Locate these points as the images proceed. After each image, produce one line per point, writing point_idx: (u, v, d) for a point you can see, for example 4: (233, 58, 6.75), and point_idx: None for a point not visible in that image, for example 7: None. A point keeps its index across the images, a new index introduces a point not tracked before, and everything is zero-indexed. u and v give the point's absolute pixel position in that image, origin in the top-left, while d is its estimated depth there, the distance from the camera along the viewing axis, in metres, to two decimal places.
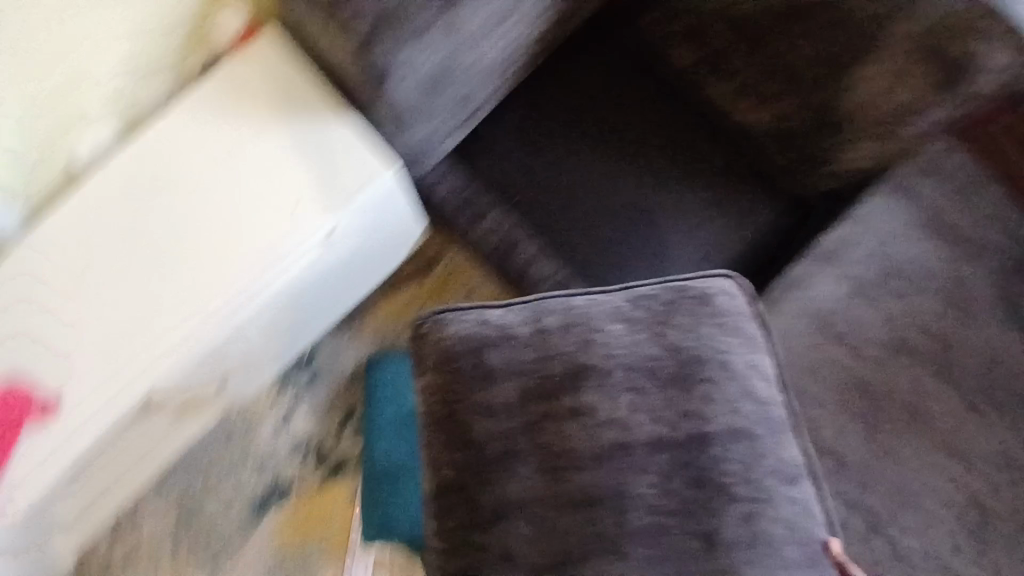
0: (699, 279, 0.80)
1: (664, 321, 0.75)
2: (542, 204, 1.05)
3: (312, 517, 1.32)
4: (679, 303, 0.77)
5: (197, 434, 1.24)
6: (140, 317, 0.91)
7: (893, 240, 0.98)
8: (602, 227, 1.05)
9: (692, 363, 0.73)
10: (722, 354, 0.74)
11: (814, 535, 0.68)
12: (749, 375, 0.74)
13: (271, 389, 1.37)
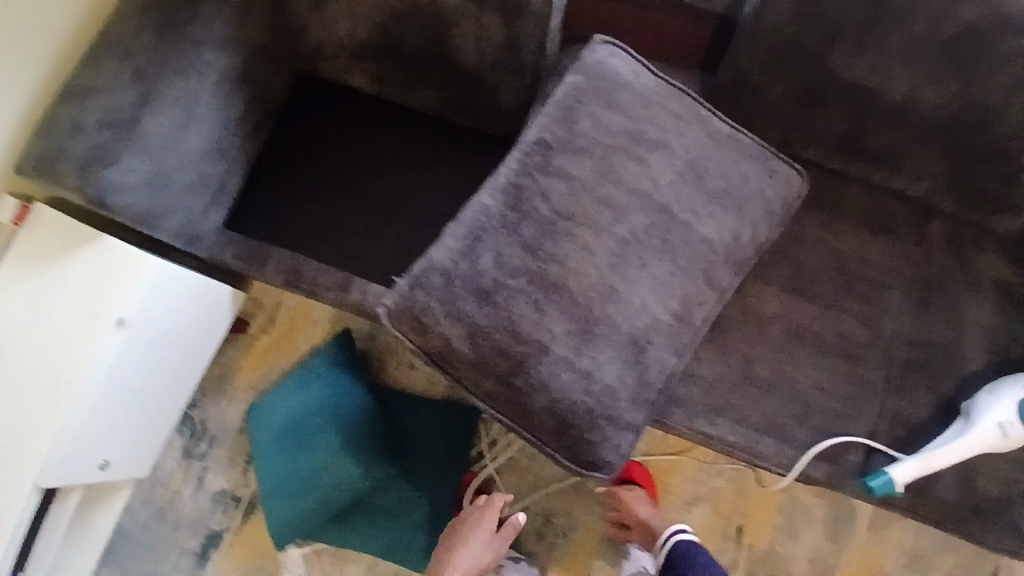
0: (617, 55, 0.88)
1: (594, 128, 0.84)
2: (349, 182, 1.21)
3: (277, 351, 1.36)
4: (611, 79, 0.86)
5: (115, 521, 1.29)
6: (22, 423, 1.02)
7: (694, 176, 0.84)
8: (393, 195, 1.20)
9: (622, 154, 0.83)
10: (631, 79, 0.87)
11: (679, 302, 0.83)
12: (646, 121, 0.85)
13: (179, 469, 1.34)
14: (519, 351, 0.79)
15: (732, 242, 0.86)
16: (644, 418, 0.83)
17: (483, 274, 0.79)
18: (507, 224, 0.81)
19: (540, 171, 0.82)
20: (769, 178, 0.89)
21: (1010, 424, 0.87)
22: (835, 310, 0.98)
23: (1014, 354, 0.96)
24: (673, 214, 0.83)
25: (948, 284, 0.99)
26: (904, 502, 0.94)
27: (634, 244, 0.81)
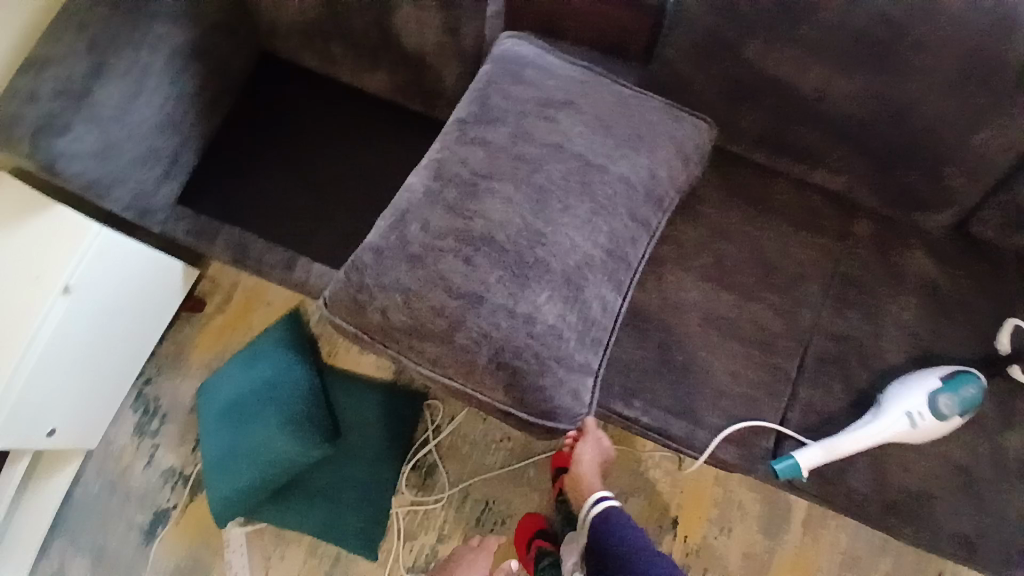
0: (523, 48, 0.97)
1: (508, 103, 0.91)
2: (299, 163, 1.24)
3: (233, 330, 1.38)
4: (518, 65, 0.94)
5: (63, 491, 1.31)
6: None
7: (603, 128, 0.90)
8: (342, 174, 1.24)
9: (537, 121, 0.89)
10: (537, 63, 0.95)
11: (614, 244, 0.86)
12: (554, 95, 0.92)
13: (128, 443, 1.35)
14: (451, 296, 0.81)
15: (649, 186, 0.90)
16: (596, 359, 0.85)
17: (410, 244, 0.83)
18: (431, 194, 0.86)
19: (459, 145, 0.89)
20: (678, 143, 0.93)
21: (919, 414, 0.89)
22: (753, 299, 1.01)
23: (933, 350, 0.98)
24: (591, 168, 0.87)
25: (870, 282, 1.02)
26: (820, 490, 0.95)
27: (556, 189, 0.85)
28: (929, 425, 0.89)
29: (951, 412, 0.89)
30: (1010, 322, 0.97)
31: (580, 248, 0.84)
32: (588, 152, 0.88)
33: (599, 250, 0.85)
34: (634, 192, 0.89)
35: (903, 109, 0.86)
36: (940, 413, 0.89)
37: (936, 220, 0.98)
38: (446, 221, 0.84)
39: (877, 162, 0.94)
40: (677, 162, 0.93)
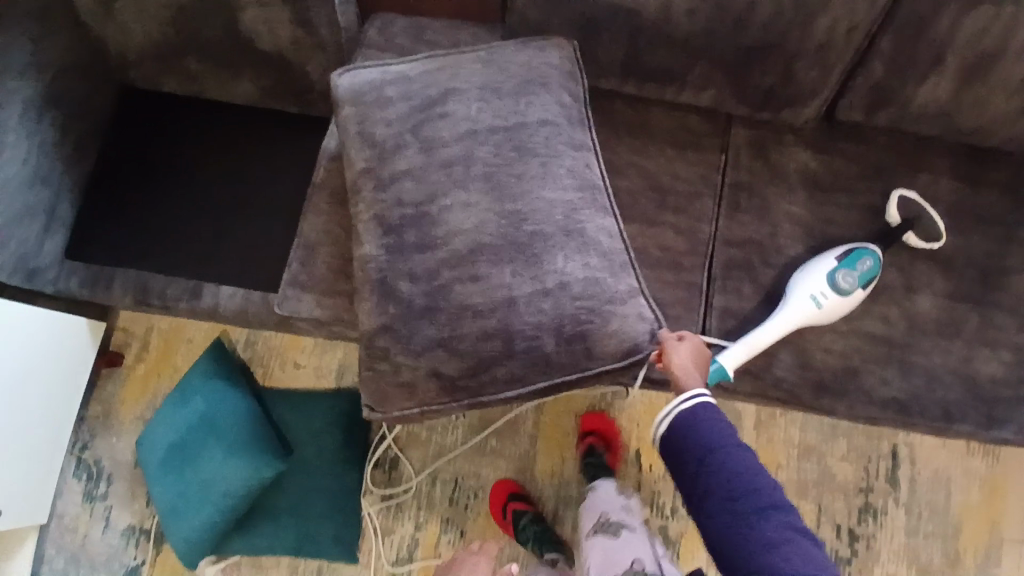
0: (368, 71, 0.96)
1: (392, 126, 0.91)
2: (182, 191, 1.22)
3: (159, 376, 1.35)
4: (380, 93, 0.93)
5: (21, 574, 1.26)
6: None
7: (495, 94, 0.92)
8: (226, 193, 1.21)
9: (436, 122, 0.90)
10: (388, 78, 0.94)
11: (586, 182, 0.91)
12: (424, 96, 0.92)
13: (79, 512, 1.31)
14: (467, 302, 0.85)
15: (567, 119, 0.94)
16: (636, 280, 0.90)
17: (413, 299, 0.86)
18: (395, 251, 0.88)
19: (382, 190, 0.89)
20: (559, 97, 0.94)
21: (821, 295, 0.93)
22: (652, 224, 1.04)
23: (828, 234, 1.02)
24: (519, 142, 0.90)
25: (758, 184, 1.05)
26: (753, 390, 0.98)
27: (501, 168, 0.88)
28: (832, 304, 0.93)
29: (850, 288, 0.94)
30: (896, 195, 1.01)
31: (560, 202, 0.88)
32: (519, 125, 0.91)
33: (579, 205, 0.89)
34: (560, 130, 0.92)
35: (741, 16, 0.90)
36: (840, 290, 0.93)
37: (806, 113, 1.02)
38: (421, 253, 0.87)
39: (736, 68, 0.97)
40: (571, 121, 0.95)
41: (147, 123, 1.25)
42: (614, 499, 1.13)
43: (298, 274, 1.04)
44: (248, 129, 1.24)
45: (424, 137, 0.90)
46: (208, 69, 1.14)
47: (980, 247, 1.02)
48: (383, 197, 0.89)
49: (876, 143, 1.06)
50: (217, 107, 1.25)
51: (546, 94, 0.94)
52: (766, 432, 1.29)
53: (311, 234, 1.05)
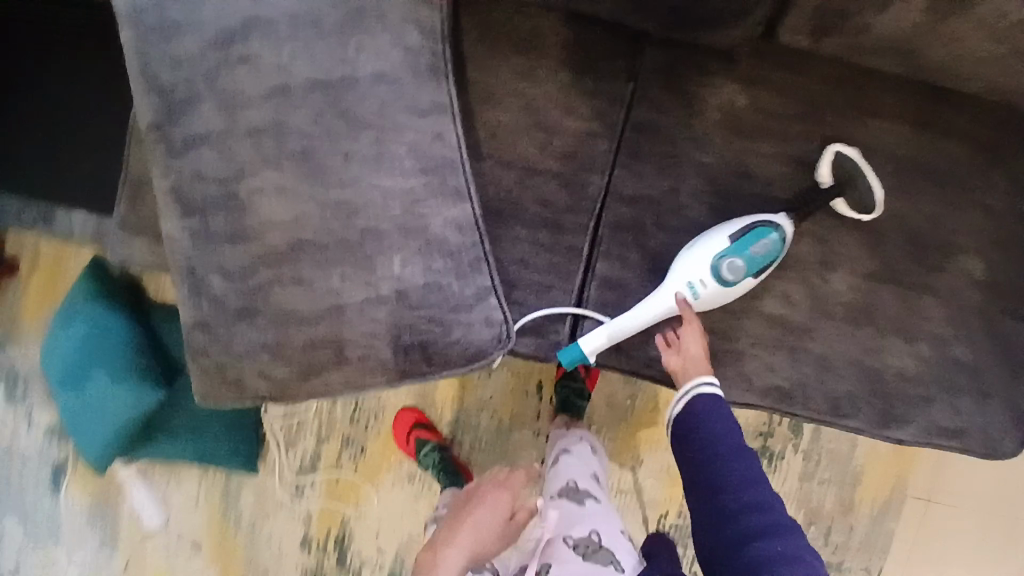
0: None
1: (180, 64, 0.70)
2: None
3: (53, 291, 1.31)
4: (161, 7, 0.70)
5: None
6: None
7: (315, 29, 0.69)
8: (57, 99, 1.00)
9: (235, 66, 0.69)
10: None
11: (433, 155, 0.74)
12: (220, 21, 0.69)
13: (5, 413, 1.36)
14: (280, 299, 0.73)
15: (413, 65, 0.73)
16: (490, 276, 0.78)
17: (225, 299, 0.74)
18: (199, 236, 0.73)
19: (177, 159, 0.72)
20: (403, 32, 0.72)
21: (700, 283, 0.80)
22: (532, 173, 0.87)
23: (739, 195, 0.85)
24: (348, 103, 0.70)
25: (667, 126, 0.85)
26: (624, 370, 0.89)
27: (323, 141, 0.70)
28: (711, 295, 0.80)
29: (736, 279, 0.79)
30: (833, 150, 0.81)
31: (397, 191, 0.71)
32: (347, 78, 0.70)
33: (421, 189, 0.73)
34: (401, 89, 0.72)
35: None
36: (723, 280, 0.79)
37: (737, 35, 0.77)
38: (227, 242, 0.72)
39: None
40: (419, 64, 0.73)
41: None
42: (586, 467, 1.07)
43: (128, 218, 0.92)
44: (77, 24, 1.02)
45: (223, 89, 0.70)
46: None
47: (922, 219, 0.84)
48: (181, 166, 0.72)
49: (829, 75, 0.82)
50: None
51: (386, 27, 0.71)
52: None
53: (137, 170, 0.90)
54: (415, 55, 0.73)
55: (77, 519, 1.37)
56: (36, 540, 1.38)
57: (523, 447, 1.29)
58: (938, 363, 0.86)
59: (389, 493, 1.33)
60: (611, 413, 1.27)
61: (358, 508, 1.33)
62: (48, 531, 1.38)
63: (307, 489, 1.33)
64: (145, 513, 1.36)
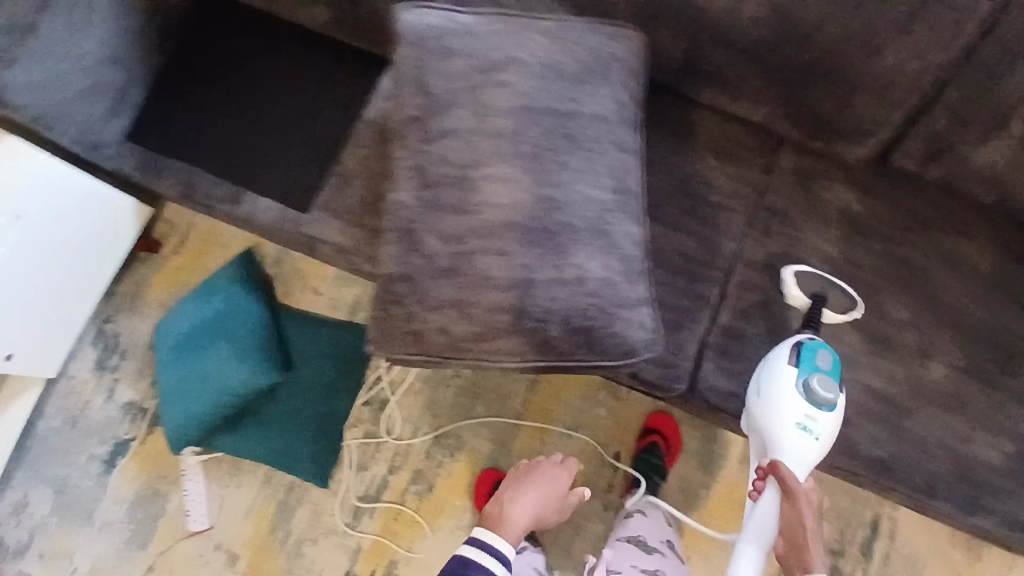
0: (435, 13, 0.94)
1: (448, 78, 0.90)
2: (240, 98, 1.25)
3: (186, 275, 1.40)
4: (442, 39, 0.92)
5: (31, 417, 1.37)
6: None
7: (557, 73, 0.91)
8: (278, 107, 1.21)
9: (491, 86, 0.90)
10: (454, 24, 0.93)
11: (623, 183, 0.91)
12: (487, 55, 0.91)
13: (90, 377, 1.39)
14: (481, 265, 0.87)
15: (620, 116, 0.93)
16: (646, 291, 0.91)
17: (437, 258, 0.88)
18: (427, 205, 0.89)
19: (425, 144, 0.90)
20: (616, 91, 0.93)
21: (811, 419, 0.87)
22: (680, 229, 1.03)
23: (851, 280, 1.01)
24: (571, 129, 0.89)
25: (794, 213, 1.04)
26: (736, 412, 0.99)
27: (547, 151, 0.88)
28: (828, 420, 0.87)
29: (834, 398, 0.88)
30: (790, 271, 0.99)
31: (595, 199, 0.88)
32: (573, 114, 0.90)
33: (612, 205, 0.90)
34: (611, 129, 0.92)
35: (808, 30, 0.86)
36: (828, 403, 0.87)
37: (860, 150, 0.99)
38: (450, 210, 0.88)
39: (788, 85, 0.94)
40: (623, 118, 0.94)
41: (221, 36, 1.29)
42: (660, 523, 1.19)
43: (330, 200, 1.09)
44: (315, 59, 1.27)
45: (478, 100, 0.90)
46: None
47: (1005, 327, 0.98)
48: (427, 148, 0.90)
49: (926, 195, 1.03)
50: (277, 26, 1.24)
51: (606, 87, 0.93)
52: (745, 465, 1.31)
53: (350, 165, 1.09)
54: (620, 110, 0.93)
55: (119, 501, 1.34)
56: (63, 517, 1.35)
57: (590, 516, 1.30)
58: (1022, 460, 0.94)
59: (443, 538, 1.31)
60: (679, 493, 1.31)
61: (409, 550, 1.31)
62: (79, 511, 1.34)
63: (364, 518, 1.32)
64: (193, 513, 1.31)
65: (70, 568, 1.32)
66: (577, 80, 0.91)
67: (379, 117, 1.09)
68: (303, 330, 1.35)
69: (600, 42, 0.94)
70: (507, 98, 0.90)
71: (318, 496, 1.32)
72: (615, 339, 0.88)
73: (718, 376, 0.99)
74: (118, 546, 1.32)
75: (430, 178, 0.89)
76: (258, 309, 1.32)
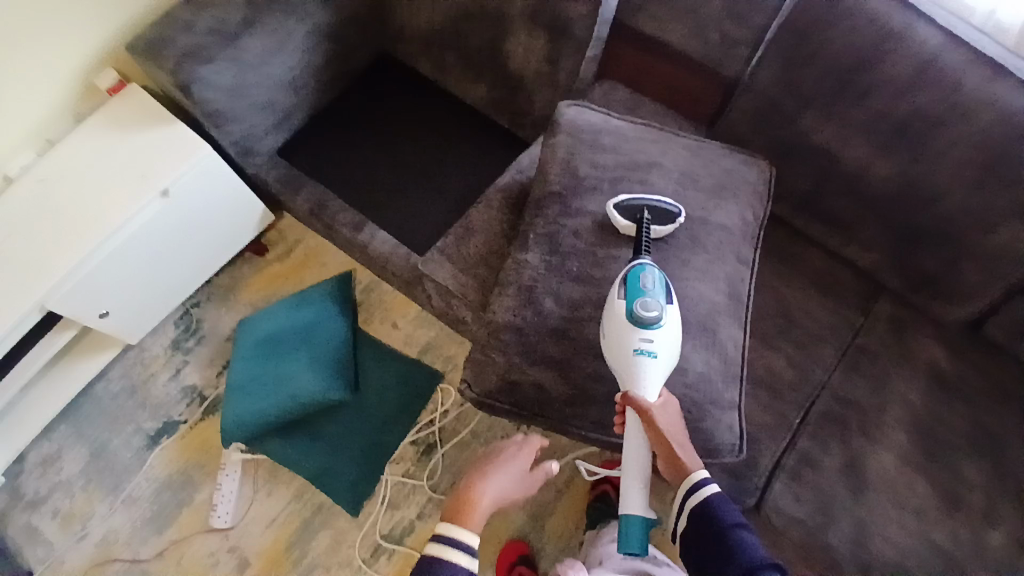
0: (595, 116, 1.11)
1: (595, 170, 1.04)
2: (390, 143, 1.42)
3: (285, 280, 1.51)
4: (596, 137, 1.07)
5: (96, 377, 1.42)
6: (53, 248, 1.14)
7: (692, 184, 1.02)
8: (423, 163, 1.40)
9: (632, 182, 1.01)
10: (607, 128, 1.08)
11: (734, 290, 0.98)
12: (631, 158, 1.05)
13: (163, 353, 1.45)
14: (591, 334, 0.93)
15: (743, 234, 1.01)
16: (737, 396, 0.95)
17: (550, 317, 0.95)
18: (552, 267, 0.97)
19: (561, 217, 1.01)
20: (743, 210, 1.01)
21: (648, 341, 0.82)
22: (769, 346, 1.09)
23: (928, 434, 1.03)
24: (695, 233, 0.98)
25: (880, 358, 1.08)
26: (800, 538, 0.99)
27: (673, 247, 0.97)
28: (661, 333, 0.83)
29: (662, 310, 0.83)
30: (614, 206, 0.97)
31: (709, 298, 0.94)
32: (701, 220, 0.99)
33: (723, 307, 0.96)
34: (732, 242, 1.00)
35: (934, 197, 0.93)
36: (654, 323, 0.82)
37: (953, 312, 1.04)
38: (572, 279, 0.96)
39: (903, 243, 1.01)
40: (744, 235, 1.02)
41: (386, 89, 1.47)
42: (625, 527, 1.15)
43: (450, 247, 1.18)
44: (460, 126, 1.43)
45: (617, 190, 1.01)
46: (457, 68, 1.34)
47: None
48: (563, 221, 1.00)
49: (1011, 371, 1.06)
50: (447, 99, 1.46)
51: (735, 204, 1.02)
52: None
53: (476, 218, 1.19)
54: (742, 225, 1.01)
55: (151, 478, 1.34)
56: (90, 480, 1.35)
57: None
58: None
59: None
60: None
61: None
62: (107, 478, 1.35)
63: (382, 558, 1.28)
64: (219, 510, 1.29)
65: (82, 533, 1.30)
66: (710, 193, 1.01)
67: (509, 185, 1.21)
68: (379, 361, 1.41)
69: (734, 166, 1.05)
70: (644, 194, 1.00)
71: (344, 524, 1.30)
72: (702, 432, 0.91)
73: (783, 497, 1.01)
74: (137, 523, 1.31)
75: (559, 246, 0.99)
76: (343, 330, 1.36)
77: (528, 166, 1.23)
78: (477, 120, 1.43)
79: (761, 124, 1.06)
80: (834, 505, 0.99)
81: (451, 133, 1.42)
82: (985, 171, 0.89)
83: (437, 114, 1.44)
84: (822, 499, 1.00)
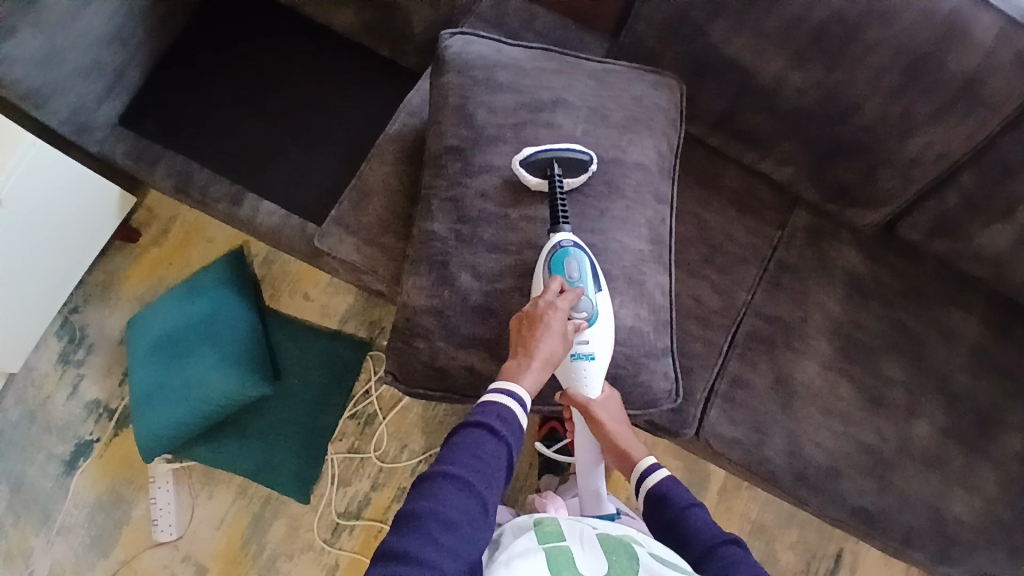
0: (485, 45, 0.96)
1: (494, 113, 0.90)
2: (258, 93, 1.22)
3: (168, 266, 1.35)
4: (491, 72, 0.93)
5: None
6: None
7: (602, 119, 0.92)
8: (300, 114, 1.21)
9: (538, 125, 0.90)
10: (500, 58, 0.94)
11: (658, 231, 0.92)
12: (532, 94, 0.92)
13: (53, 371, 1.30)
14: (517, 306, 0.85)
15: (661, 167, 0.94)
16: (670, 341, 0.92)
17: (470, 294, 0.86)
18: (462, 237, 0.87)
19: (464, 177, 0.89)
20: (656, 144, 0.95)
21: (584, 344, 0.80)
22: (697, 275, 1.06)
23: (854, 337, 1.05)
24: (612, 176, 0.90)
25: (804, 269, 1.08)
26: (739, 460, 1.01)
27: (590, 198, 0.88)
28: (596, 331, 0.80)
29: (593, 307, 0.79)
30: (517, 161, 0.86)
31: (633, 248, 0.88)
32: (616, 161, 0.91)
33: (647, 253, 0.90)
34: (651, 179, 0.93)
35: (849, 109, 0.91)
36: (586, 323, 0.79)
37: (871, 218, 1.04)
38: (486, 248, 0.86)
39: (824, 152, 0.98)
40: (663, 168, 0.95)
41: (241, 27, 1.24)
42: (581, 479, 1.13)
43: (345, 215, 1.04)
44: (337, 64, 1.24)
45: (524, 135, 0.89)
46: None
47: (981, 390, 1.03)
48: (467, 179, 0.88)
49: (923, 263, 1.09)
50: (317, 33, 1.25)
51: (648, 137, 0.94)
52: (729, 506, 1.29)
53: (370, 179, 1.05)
54: (655, 156, 0.94)
55: (78, 504, 1.24)
56: (17, 519, 1.23)
57: None
58: (987, 516, 0.98)
59: None
60: None
61: None
62: (35, 512, 1.24)
63: (343, 534, 1.24)
64: (161, 523, 1.23)
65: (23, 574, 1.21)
66: (622, 128, 0.93)
67: (401, 133, 1.06)
68: (294, 339, 1.32)
69: (643, 91, 0.96)
70: (553, 137, 0.89)
71: (297, 511, 1.25)
72: (639, 387, 0.89)
73: (724, 424, 1.01)
74: (77, 552, 1.22)
75: (466, 210, 0.88)
76: (248, 315, 1.27)
77: (420, 109, 1.08)
78: (355, 54, 1.24)
79: (670, 38, 0.96)
80: (773, 422, 1.01)
81: (329, 73, 1.23)
82: (903, 74, 0.85)
83: (308, 52, 1.24)
84: (762, 417, 1.01)
